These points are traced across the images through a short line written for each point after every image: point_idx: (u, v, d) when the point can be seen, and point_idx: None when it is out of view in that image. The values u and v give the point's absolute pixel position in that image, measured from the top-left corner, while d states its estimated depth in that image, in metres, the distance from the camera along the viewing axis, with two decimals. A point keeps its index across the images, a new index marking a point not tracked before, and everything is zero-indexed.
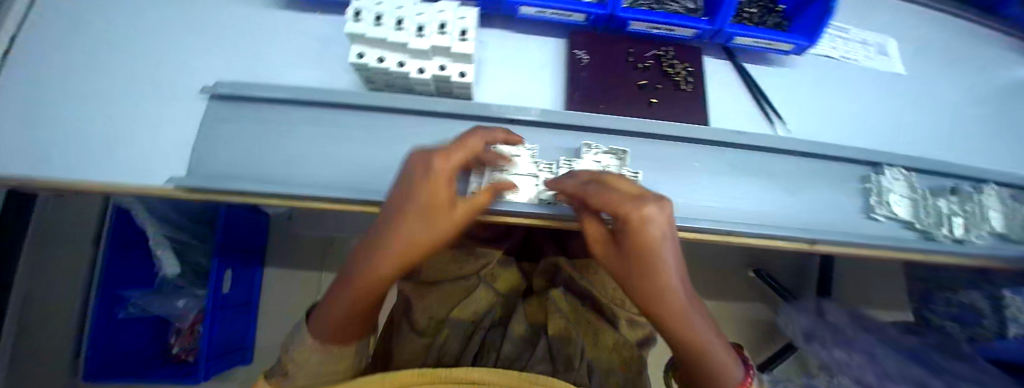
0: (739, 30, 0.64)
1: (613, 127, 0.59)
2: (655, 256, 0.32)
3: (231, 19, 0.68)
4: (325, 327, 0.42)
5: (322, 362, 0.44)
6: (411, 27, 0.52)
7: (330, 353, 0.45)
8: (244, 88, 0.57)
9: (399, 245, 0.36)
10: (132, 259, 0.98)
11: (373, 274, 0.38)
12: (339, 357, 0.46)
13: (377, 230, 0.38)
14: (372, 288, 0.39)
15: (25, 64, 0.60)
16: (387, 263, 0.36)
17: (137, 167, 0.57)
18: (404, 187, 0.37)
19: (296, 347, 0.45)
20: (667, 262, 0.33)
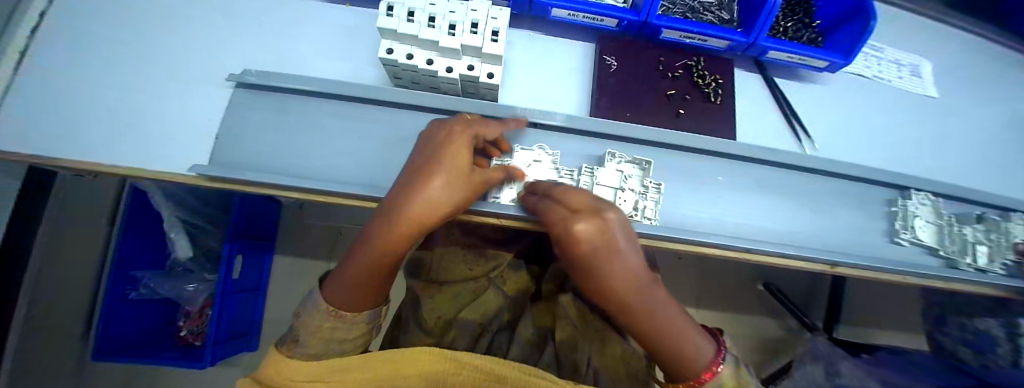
0: (773, 44, 0.62)
1: (639, 137, 0.58)
2: (609, 261, 0.38)
3: (260, 7, 0.67)
4: (340, 302, 0.46)
5: (332, 330, 0.46)
6: (443, 25, 0.51)
7: (340, 323, 0.46)
8: (270, 78, 0.56)
9: (416, 208, 0.41)
10: (147, 240, 1.01)
11: (389, 248, 0.43)
12: (351, 327, 0.48)
13: (394, 208, 0.43)
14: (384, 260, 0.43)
15: (49, 43, 0.60)
16: (405, 232, 0.41)
17: (159, 153, 0.57)
18: (420, 160, 0.44)
19: (308, 312, 0.47)
20: (622, 265, 0.39)
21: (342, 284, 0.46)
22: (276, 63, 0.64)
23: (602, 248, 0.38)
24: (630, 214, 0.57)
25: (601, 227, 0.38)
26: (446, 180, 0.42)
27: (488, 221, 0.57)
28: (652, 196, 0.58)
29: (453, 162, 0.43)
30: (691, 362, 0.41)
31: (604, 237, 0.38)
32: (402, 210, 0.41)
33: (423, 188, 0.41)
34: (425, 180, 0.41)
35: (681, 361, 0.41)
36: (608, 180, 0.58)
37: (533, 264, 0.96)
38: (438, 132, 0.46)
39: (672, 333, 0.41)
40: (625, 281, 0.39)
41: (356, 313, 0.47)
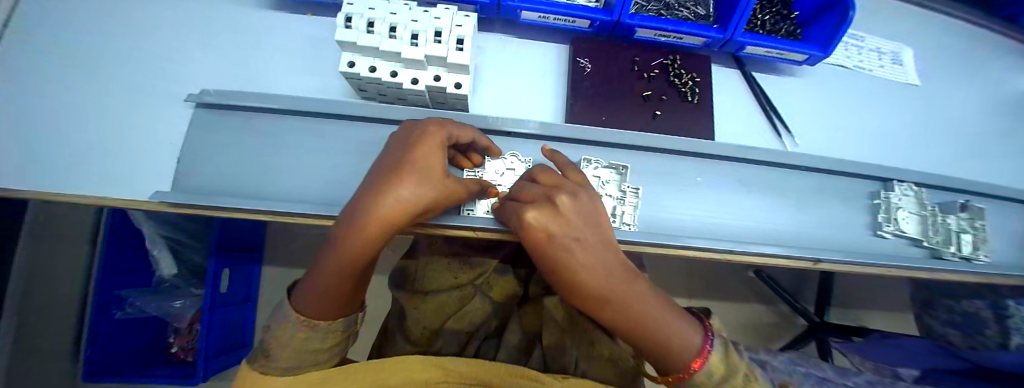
0: (751, 39, 0.61)
1: (615, 142, 0.57)
2: (561, 255, 0.37)
3: (223, 21, 0.65)
4: (314, 308, 0.43)
5: (305, 342, 0.43)
6: (405, 35, 0.49)
7: (313, 333, 0.43)
8: (230, 97, 0.54)
9: (387, 200, 0.37)
10: (129, 260, 0.96)
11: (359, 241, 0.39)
12: (327, 335, 0.45)
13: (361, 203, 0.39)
14: (359, 256, 0.39)
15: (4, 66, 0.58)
16: (372, 224, 0.37)
17: (121, 178, 0.55)
18: (388, 154, 0.42)
19: (278, 326, 0.43)
20: (578, 257, 0.37)
21: (313, 295, 0.43)
22: (240, 79, 0.62)
23: (558, 233, 0.37)
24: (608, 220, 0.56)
25: (550, 210, 0.38)
26: (419, 177, 0.39)
27: (464, 234, 0.55)
28: (630, 201, 0.57)
29: (427, 157, 0.40)
30: (681, 352, 0.37)
31: (555, 221, 0.37)
32: (368, 209, 0.37)
33: (394, 185, 0.37)
34: (394, 178, 0.39)
35: (668, 352, 0.37)
36: None
37: (521, 267, 0.92)
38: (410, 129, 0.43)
39: (657, 322, 0.37)
40: (591, 265, 0.37)
41: (330, 322, 0.44)
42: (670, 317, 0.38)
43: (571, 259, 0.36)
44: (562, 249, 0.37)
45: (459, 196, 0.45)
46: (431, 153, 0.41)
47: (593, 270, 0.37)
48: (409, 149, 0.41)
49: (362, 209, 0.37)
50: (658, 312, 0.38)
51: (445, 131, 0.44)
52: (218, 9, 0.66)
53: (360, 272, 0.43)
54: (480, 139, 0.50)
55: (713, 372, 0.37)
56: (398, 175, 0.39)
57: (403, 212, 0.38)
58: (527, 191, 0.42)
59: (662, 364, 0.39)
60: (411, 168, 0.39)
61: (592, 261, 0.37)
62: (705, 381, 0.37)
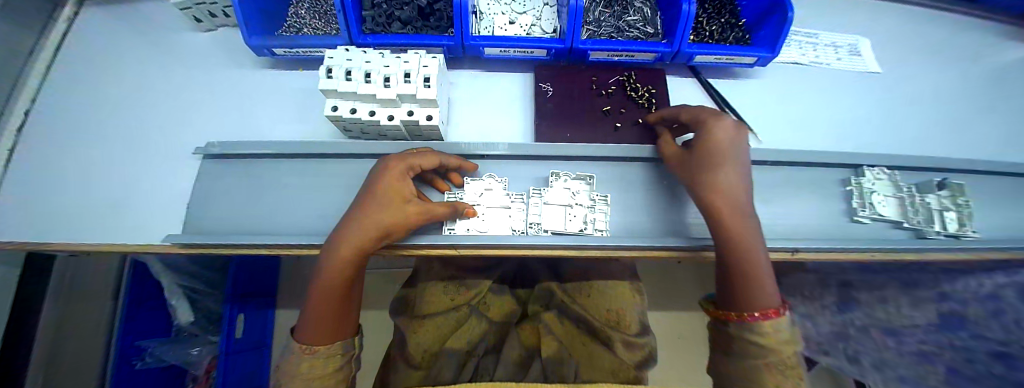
0: (697, 50, 0.66)
1: (579, 154, 0.61)
2: (720, 161, 0.48)
3: (226, 82, 0.74)
4: (307, 329, 0.46)
5: (309, 370, 0.45)
6: (378, 79, 0.56)
7: (315, 361, 0.45)
8: (234, 147, 0.61)
9: (356, 222, 0.46)
10: (149, 310, 1.01)
11: (334, 262, 0.46)
12: (329, 358, 0.46)
13: (339, 226, 0.48)
14: (334, 272, 0.46)
15: (37, 139, 0.68)
16: (345, 243, 0.46)
17: (136, 228, 0.62)
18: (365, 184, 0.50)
19: (287, 363, 0.46)
20: (728, 170, 0.47)
21: (311, 321, 0.46)
22: (241, 130, 0.70)
23: (732, 147, 0.49)
24: (581, 228, 0.59)
25: (743, 139, 0.50)
26: (380, 199, 0.47)
27: (446, 253, 0.58)
28: (601, 208, 0.60)
29: (384, 188, 0.48)
30: (761, 290, 0.44)
31: (736, 143, 0.49)
32: (343, 232, 0.47)
33: (363, 207, 0.47)
34: (363, 203, 0.48)
35: (755, 281, 0.45)
36: (557, 198, 0.61)
37: (521, 287, 0.97)
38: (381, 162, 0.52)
39: (750, 255, 0.45)
40: (735, 185, 0.47)
41: (327, 346, 0.47)
42: (765, 265, 0.46)
43: (726, 174, 0.47)
44: (729, 158, 0.48)
45: (423, 217, 0.50)
46: (392, 184, 0.49)
47: (735, 183, 0.47)
48: (373, 184, 0.49)
49: (342, 233, 0.47)
50: (761, 253, 0.46)
51: (405, 162, 0.50)
52: (223, 72, 0.76)
53: (346, 291, 0.48)
54: (447, 160, 0.55)
55: (781, 336, 0.43)
56: (367, 198, 0.48)
57: (364, 238, 0.46)
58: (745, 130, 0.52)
59: (738, 298, 0.45)
60: (370, 201, 0.47)
61: (736, 183, 0.47)
62: (769, 330, 0.42)
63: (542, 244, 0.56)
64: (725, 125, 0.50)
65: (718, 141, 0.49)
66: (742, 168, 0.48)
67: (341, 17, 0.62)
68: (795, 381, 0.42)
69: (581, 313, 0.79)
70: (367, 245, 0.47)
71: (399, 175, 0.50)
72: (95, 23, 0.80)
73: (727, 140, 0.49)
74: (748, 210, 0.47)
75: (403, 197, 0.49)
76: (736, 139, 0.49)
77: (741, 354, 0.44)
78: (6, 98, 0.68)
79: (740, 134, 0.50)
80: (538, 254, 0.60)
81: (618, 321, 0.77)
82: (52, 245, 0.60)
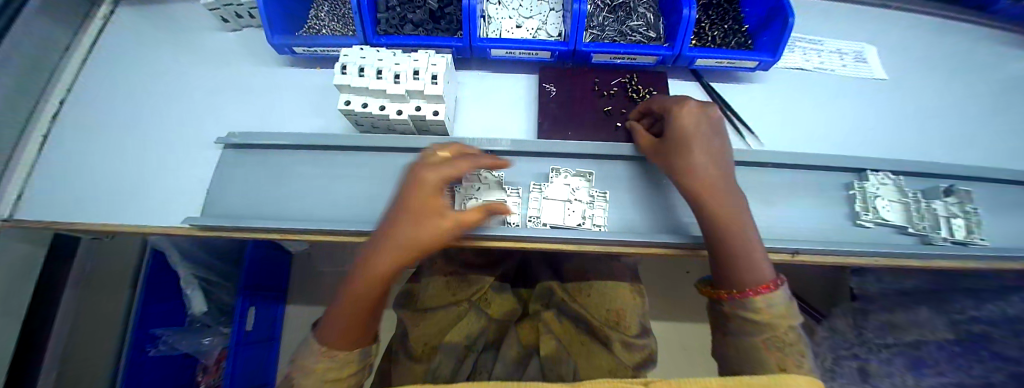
0: (698, 53, 0.68)
1: (578, 151, 0.63)
2: (688, 140, 0.50)
3: (247, 79, 0.79)
4: (331, 337, 0.47)
5: (324, 373, 0.46)
6: (389, 76, 0.59)
7: (332, 364, 0.46)
8: (251, 137, 0.65)
9: (395, 240, 0.44)
10: (162, 298, 1.04)
11: (371, 276, 0.45)
12: (345, 364, 0.48)
13: (376, 237, 0.46)
14: (369, 288, 0.45)
15: (73, 125, 0.74)
16: (384, 259, 0.44)
17: (157, 212, 0.66)
18: (400, 190, 0.46)
19: (304, 356, 0.48)
20: (697, 147, 0.50)
21: (335, 329, 0.46)
22: (259, 124, 0.74)
23: (698, 129, 0.50)
24: (579, 222, 0.61)
25: (709, 119, 0.51)
26: (419, 216, 0.43)
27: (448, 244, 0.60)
28: (600, 204, 0.62)
29: (419, 193, 0.44)
30: (750, 265, 0.45)
31: (702, 125, 0.51)
32: (380, 247, 0.45)
33: (399, 222, 0.44)
34: (398, 218, 0.44)
35: (743, 256, 0.46)
36: (557, 194, 0.63)
37: (521, 287, 1.00)
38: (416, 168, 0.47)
39: (733, 229, 0.46)
40: (706, 161, 0.49)
41: (347, 353, 0.47)
42: (750, 239, 0.47)
43: (696, 151, 0.49)
44: (697, 141, 0.50)
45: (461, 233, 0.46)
46: (425, 188, 0.44)
47: (706, 159, 0.49)
48: (409, 186, 0.46)
49: (380, 249, 0.45)
50: (745, 228, 0.47)
51: (450, 167, 0.44)
52: (244, 69, 0.80)
53: (375, 304, 0.47)
54: (483, 159, 0.48)
55: (774, 312, 0.43)
56: (406, 213, 0.44)
57: (400, 252, 0.44)
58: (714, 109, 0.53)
59: (726, 275, 0.47)
60: (407, 208, 0.44)
61: (708, 159, 0.49)
62: (762, 304, 0.43)
63: (540, 238, 0.58)
64: (688, 110, 0.52)
65: (683, 125, 0.51)
66: (711, 147, 0.50)
67: (356, 18, 0.66)
68: (800, 358, 0.40)
69: (581, 311, 0.79)
70: (404, 262, 0.45)
71: (440, 189, 0.44)
72: (128, 22, 0.87)
73: (690, 123, 0.51)
74: (725, 189, 0.48)
75: (442, 213, 0.44)
76: (702, 121, 0.51)
77: (738, 332, 0.45)
78: (45, 86, 0.74)
79: (706, 115, 0.52)
80: (536, 248, 0.61)
81: (617, 321, 0.76)
82: (81, 225, 0.64)
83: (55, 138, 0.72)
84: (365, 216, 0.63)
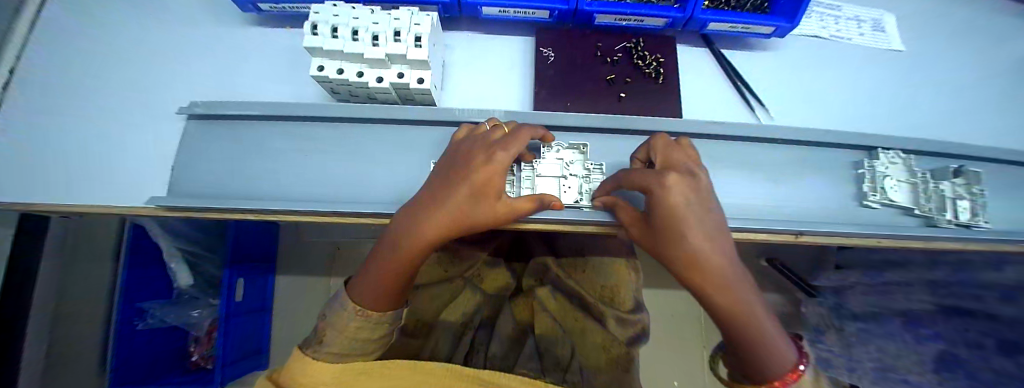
0: (711, 16, 0.62)
1: (576, 123, 0.58)
2: (681, 218, 0.37)
3: (212, 41, 0.70)
4: (368, 297, 0.49)
5: (356, 331, 0.49)
6: (367, 37, 0.52)
7: (365, 324, 0.49)
8: (216, 107, 0.58)
9: (450, 209, 0.46)
10: (146, 274, 1.01)
11: (419, 239, 0.47)
12: (375, 324, 0.50)
13: (428, 202, 0.48)
14: (415, 250, 0.47)
15: (30, 83, 0.66)
16: (434, 227, 0.46)
17: (121, 189, 0.60)
18: (462, 159, 0.48)
19: (335, 313, 0.50)
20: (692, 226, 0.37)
21: (373, 288, 0.49)
22: (227, 91, 0.67)
23: (693, 209, 0.37)
24: (577, 200, 0.58)
25: (699, 193, 0.39)
26: (477, 189, 0.46)
27: None
28: (595, 177, 0.59)
29: (477, 172, 0.46)
30: (777, 355, 0.35)
31: (693, 200, 0.38)
32: (434, 214, 0.46)
33: (457, 190, 0.46)
34: (457, 186, 0.46)
35: (765, 348, 0.35)
36: (549, 170, 0.58)
37: (516, 262, 0.94)
38: (479, 142, 0.49)
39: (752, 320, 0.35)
40: (707, 242, 0.36)
41: (381, 314, 0.50)
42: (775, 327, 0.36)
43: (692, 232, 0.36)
44: (692, 227, 0.37)
45: (509, 214, 0.48)
46: (486, 167, 0.46)
47: (704, 239, 0.36)
48: (464, 163, 0.48)
49: (430, 215, 0.46)
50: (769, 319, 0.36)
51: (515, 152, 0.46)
52: (207, 29, 0.71)
53: (413, 268, 0.49)
54: (537, 134, 0.51)
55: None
56: (467, 183, 0.46)
57: (446, 223, 0.46)
58: (701, 173, 0.41)
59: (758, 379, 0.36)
60: (464, 184, 0.46)
61: (709, 239, 0.37)
62: None
63: (534, 218, 0.55)
64: (673, 181, 0.39)
65: (671, 206, 0.38)
66: (709, 224, 0.38)
67: None
68: None
69: (577, 286, 0.78)
70: (450, 232, 0.47)
71: (504, 168, 0.47)
72: None
73: (679, 202, 0.38)
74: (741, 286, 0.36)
75: (499, 189, 0.47)
76: (693, 196, 0.38)
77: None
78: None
79: (694, 184, 0.39)
80: (531, 228, 0.59)
81: (612, 297, 0.77)
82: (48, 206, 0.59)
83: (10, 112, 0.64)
84: (347, 195, 0.58)
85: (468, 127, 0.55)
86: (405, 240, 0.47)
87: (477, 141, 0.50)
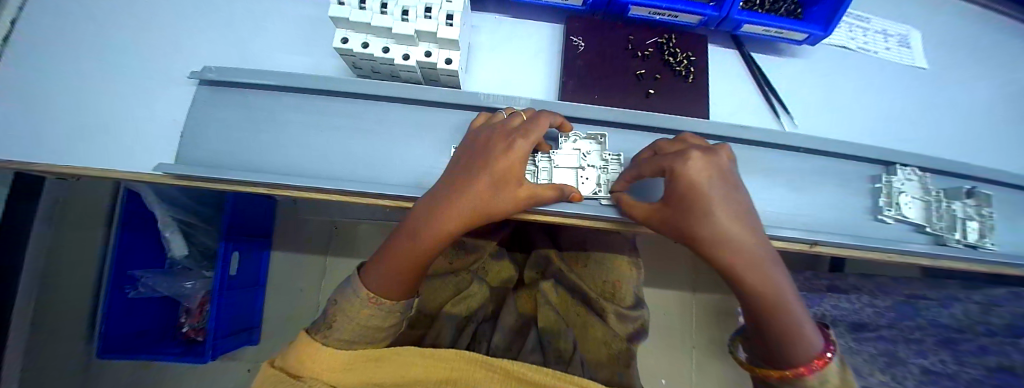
0: (747, 17, 0.61)
1: (602, 116, 0.57)
2: (705, 195, 0.37)
3: (227, 3, 0.67)
4: (382, 287, 0.48)
5: (367, 319, 0.48)
6: (396, 11, 0.50)
7: (377, 311, 0.48)
8: (229, 73, 0.56)
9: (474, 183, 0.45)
10: (144, 243, 0.98)
11: (438, 228, 0.46)
12: (386, 313, 0.49)
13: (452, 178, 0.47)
14: (434, 237, 0.46)
15: (31, 33, 0.62)
16: (456, 206, 0.45)
17: (128, 154, 0.58)
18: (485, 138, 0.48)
19: (347, 299, 0.49)
20: (718, 203, 0.37)
21: (383, 274, 0.48)
22: (243, 57, 0.64)
23: (711, 184, 0.37)
24: (595, 192, 0.56)
25: (720, 172, 0.39)
26: (497, 174, 0.45)
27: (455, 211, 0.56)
28: (613, 170, 0.57)
29: (496, 161, 0.45)
30: (804, 332, 0.36)
31: (715, 179, 0.38)
32: (453, 201, 0.45)
33: (477, 175, 0.45)
34: (475, 172, 0.45)
35: (791, 322, 0.36)
36: (566, 161, 0.57)
37: (518, 252, 0.95)
38: (497, 127, 0.49)
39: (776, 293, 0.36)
40: (734, 218, 0.37)
41: (393, 303, 0.49)
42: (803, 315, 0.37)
43: (719, 209, 0.37)
44: (717, 205, 0.37)
45: (529, 202, 0.48)
46: (508, 154, 0.45)
47: (731, 216, 0.37)
48: (483, 151, 0.47)
49: (444, 203, 0.46)
50: (797, 308, 0.37)
51: (535, 140, 0.45)
52: None
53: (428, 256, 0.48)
54: (552, 120, 0.49)
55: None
56: (485, 169, 0.45)
57: (468, 214, 0.45)
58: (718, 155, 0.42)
59: (782, 366, 0.37)
60: (485, 172, 0.45)
61: (735, 216, 0.37)
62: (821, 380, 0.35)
63: (553, 211, 0.54)
64: (695, 161, 0.38)
65: (693, 183, 0.37)
66: (734, 204, 0.38)
67: None
68: None
69: (578, 282, 0.73)
70: (467, 222, 0.46)
71: (524, 158, 0.46)
72: None
73: (702, 180, 0.37)
74: (769, 273, 0.36)
75: (519, 174, 0.46)
76: (713, 174, 0.38)
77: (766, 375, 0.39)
78: None
79: (715, 163, 0.39)
80: (552, 221, 0.58)
81: (613, 293, 0.74)
82: (48, 167, 0.56)
83: (11, 64, 0.60)
84: (361, 175, 0.57)
85: (487, 115, 0.54)
86: (424, 227, 0.46)
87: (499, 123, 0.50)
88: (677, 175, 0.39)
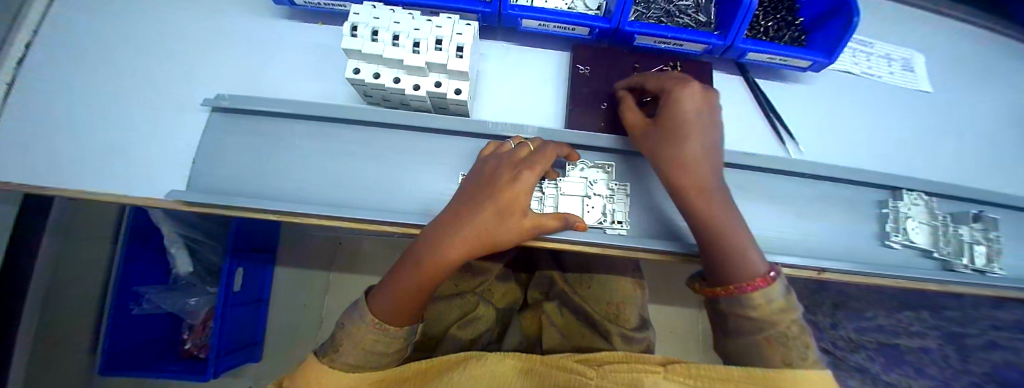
0: (751, 46, 0.62)
1: (608, 145, 0.58)
2: (687, 122, 0.46)
3: (240, 31, 0.69)
4: (386, 312, 0.47)
5: (373, 344, 0.47)
6: (407, 43, 0.51)
7: (382, 337, 0.47)
8: (242, 101, 0.57)
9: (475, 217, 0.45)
10: (149, 256, 0.98)
11: (445, 256, 0.46)
12: (389, 339, 0.48)
13: (455, 213, 0.47)
14: (441, 266, 0.46)
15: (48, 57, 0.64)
16: (459, 242, 0.45)
17: (138, 178, 0.59)
18: (490, 171, 0.49)
19: (352, 324, 0.48)
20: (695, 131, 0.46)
21: (390, 301, 0.47)
22: (255, 84, 0.65)
23: (696, 117, 0.46)
24: (600, 220, 0.57)
25: (708, 111, 0.47)
26: (502, 206, 0.45)
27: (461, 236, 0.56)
28: (619, 199, 0.58)
29: (502, 192, 0.45)
30: (749, 266, 0.41)
31: (703, 115, 0.47)
32: (459, 232, 0.45)
33: (481, 208, 0.45)
34: (483, 203, 0.45)
35: (735, 250, 0.42)
36: (573, 189, 0.58)
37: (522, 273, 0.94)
38: (502, 159, 0.49)
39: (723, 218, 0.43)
40: (705, 148, 0.46)
41: (399, 328, 0.48)
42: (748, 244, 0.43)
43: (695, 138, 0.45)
44: (696, 137, 0.45)
45: (533, 232, 0.48)
46: (513, 185, 0.45)
47: (702, 145, 0.46)
48: (490, 182, 0.47)
49: (451, 233, 0.45)
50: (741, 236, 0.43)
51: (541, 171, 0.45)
52: (236, 17, 0.70)
53: (432, 283, 0.48)
54: (558, 151, 0.51)
55: (774, 306, 0.39)
56: (492, 201, 0.45)
57: (473, 243, 0.45)
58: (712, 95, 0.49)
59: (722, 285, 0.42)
60: (490, 203, 0.45)
61: (706, 147, 0.46)
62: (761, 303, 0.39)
63: (560, 239, 0.54)
64: (690, 94, 0.47)
65: (681, 112, 0.47)
66: (710, 140, 0.46)
67: None
68: (801, 348, 0.38)
69: (583, 304, 0.73)
70: (471, 252, 0.47)
71: (529, 192, 0.46)
72: None
73: (688, 111, 0.46)
74: (721, 200, 0.44)
75: (524, 206, 0.46)
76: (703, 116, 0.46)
77: (740, 331, 0.42)
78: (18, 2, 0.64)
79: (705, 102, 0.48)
80: (559, 246, 0.58)
81: (617, 314, 0.72)
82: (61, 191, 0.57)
83: (28, 87, 0.62)
84: (369, 201, 0.57)
85: (496, 144, 0.54)
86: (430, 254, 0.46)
87: (503, 155, 0.50)
88: (668, 107, 0.48)
